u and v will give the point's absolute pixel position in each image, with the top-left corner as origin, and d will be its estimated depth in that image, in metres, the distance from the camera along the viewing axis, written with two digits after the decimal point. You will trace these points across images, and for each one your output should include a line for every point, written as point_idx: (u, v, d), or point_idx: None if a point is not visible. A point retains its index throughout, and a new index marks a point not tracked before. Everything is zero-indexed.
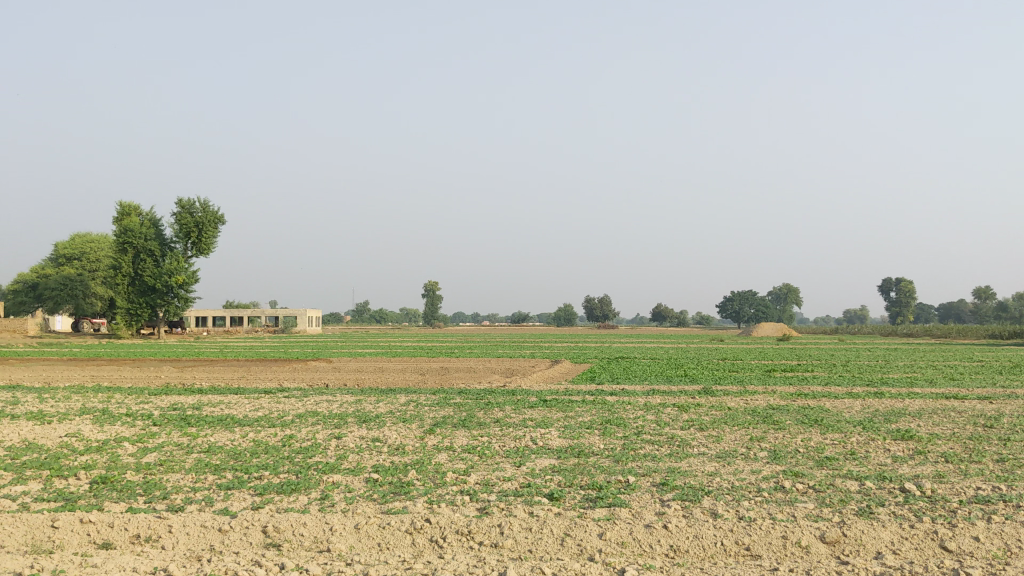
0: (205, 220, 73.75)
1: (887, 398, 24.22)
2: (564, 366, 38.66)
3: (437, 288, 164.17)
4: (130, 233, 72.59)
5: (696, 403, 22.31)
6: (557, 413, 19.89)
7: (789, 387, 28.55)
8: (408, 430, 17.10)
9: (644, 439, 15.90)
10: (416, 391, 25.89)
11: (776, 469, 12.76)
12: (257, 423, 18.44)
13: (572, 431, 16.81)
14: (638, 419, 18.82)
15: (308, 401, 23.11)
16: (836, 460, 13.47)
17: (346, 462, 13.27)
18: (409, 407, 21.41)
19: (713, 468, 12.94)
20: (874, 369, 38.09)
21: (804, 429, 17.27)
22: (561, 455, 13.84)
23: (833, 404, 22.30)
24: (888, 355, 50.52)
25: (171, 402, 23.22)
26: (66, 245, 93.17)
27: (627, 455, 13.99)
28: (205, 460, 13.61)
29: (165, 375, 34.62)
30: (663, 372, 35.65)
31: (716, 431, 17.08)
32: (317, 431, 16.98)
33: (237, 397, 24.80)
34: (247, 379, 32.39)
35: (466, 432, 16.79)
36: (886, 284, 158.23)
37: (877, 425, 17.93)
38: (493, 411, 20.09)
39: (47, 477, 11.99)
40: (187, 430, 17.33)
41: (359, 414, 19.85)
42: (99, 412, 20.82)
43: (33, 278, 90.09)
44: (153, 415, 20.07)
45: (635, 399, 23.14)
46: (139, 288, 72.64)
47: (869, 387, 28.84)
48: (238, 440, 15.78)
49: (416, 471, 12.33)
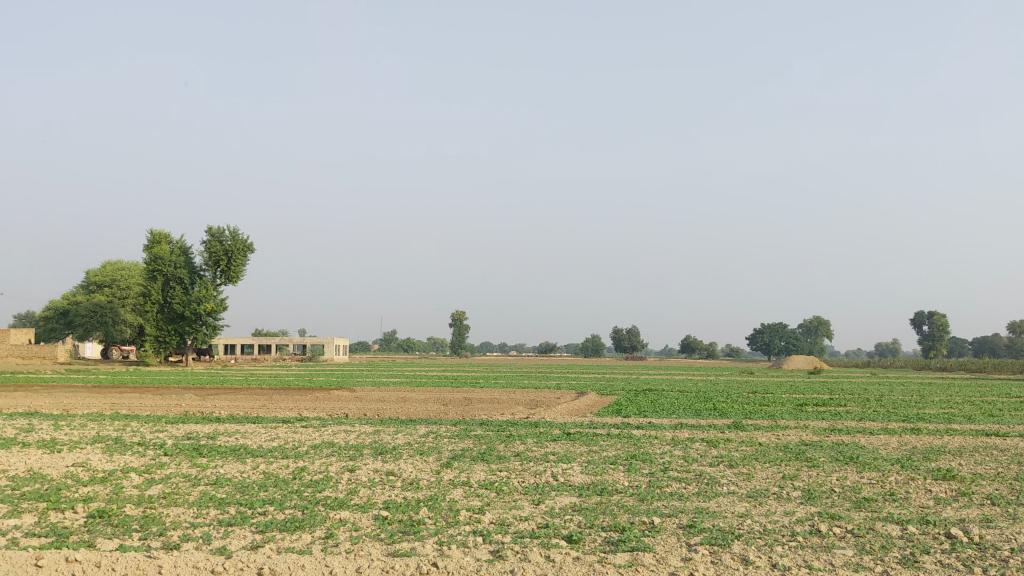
0: (234, 249, 73.93)
1: (925, 434, 23.28)
2: (590, 397, 37.89)
3: (464, 317, 163.59)
4: (160, 261, 72.76)
5: (725, 438, 21.48)
6: (580, 447, 19.17)
7: (822, 422, 27.65)
8: (425, 463, 16.44)
9: (670, 475, 15.18)
10: (437, 423, 25.19)
11: (810, 510, 12.02)
12: (270, 453, 17.93)
13: (595, 466, 16.10)
14: (665, 454, 18.08)
15: (326, 432, 22.56)
16: (875, 502, 12.67)
17: (356, 497, 12.66)
18: (428, 438, 20.78)
19: (743, 508, 12.20)
20: (909, 405, 36.94)
21: (839, 467, 16.47)
22: (582, 492, 13.17)
23: (869, 441, 21.45)
24: (923, 390, 49.21)
25: (187, 431, 22.74)
26: (96, 271, 93.81)
27: (652, 493, 13.28)
28: (211, 493, 13.06)
29: (186, 403, 34.21)
30: (691, 406, 34.76)
31: (747, 468, 16.34)
32: (330, 463, 16.41)
33: (255, 427, 24.27)
34: (269, 408, 32.01)
35: (485, 466, 16.16)
36: (917, 318, 156.08)
37: (916, 463, 17.11)
38: (514, 445, 19.42)
39: (43, 511, 11.48)
40: (198, 460, 16.84)
41: (376, 445, 19.27)
42: (112, 440, 20.37)
43: (64, 305, 90.66)
44: (165, 444, 19.61)
45: (662, 433, 22.37)
46: (168, 315, 72.73)
47: (905, 422, 27.82)
48: (248, 472, 15.22)
49: (428, 508, 11.68)
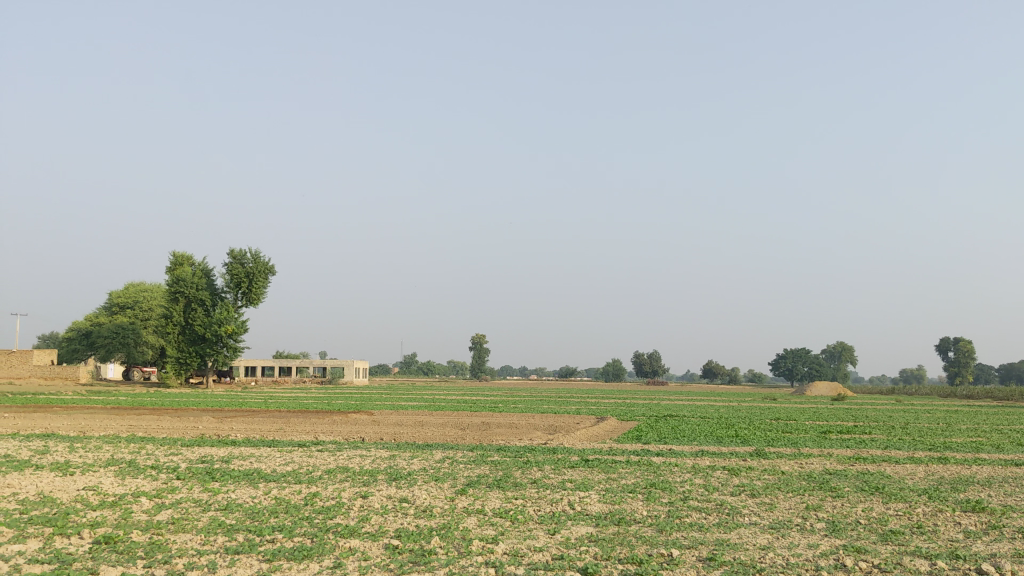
0: (256, 271, 74.13)
1: (953, 464, 22.74)
2: (610, 423, 37.45)
3: (484, 341, 163.06)
4: (181, 283, 73.06)
5: (747, 466, 21.07)
6: (598, 474, 18.82)
7: (846, 450, 27.13)
8: (439, 490, 16.16)
9: (690, 505, 14.81)
10: (454, 448, 24.89)
11: (835, 544, 11.61)
12: (283, 478, 17.74)
13: (613, 495, 15.75)
14: (685, 483, 17.69)
15: (341, 456, 22.33)
16: (901, 535, 12.25)
17: (368, 524, 12.38)
18: (444, 464, 20.47)
19: (765, 541, 11.81)
20: (935, 433, 36.27)
21: (864, 498, 16.02)
22: (599, 522, 12.82)
23: (894, 471, 20.96)
24: (950, 418, 48.37)
25: (202, 455, 22.57)
26: (119, 293, 94.35)
27: (672, 523, 12.91)
28: (221, 520, 12.81)
29: (203, 426, 34.05)
30: (713, 432, 34.25)
31: (769, 498, 15.95)
32: (343, 489, 16.16)
33: (270, 451, 24.05)
34: (285, 431, 31.78)
35: (500, 493, 15.84)
36: (943, 344, 154.31)
37: (944, 494, 16.63)
38: (531, 471, 19.10)
39: (49, 536, 11.30)
40: (210, 485, 16.63)
41: (391, 471, 19.00)
42: (126, 464, 20.23)
43: (86, 326, 91.13)
44: (178, 468, 19.45)
45: (682, 461, 21.97)
46: (189, 336, 72.90)
47: (932, 451, 27.26)
48: (259, 497, 14.96)
49: (440, 538, 11.37)
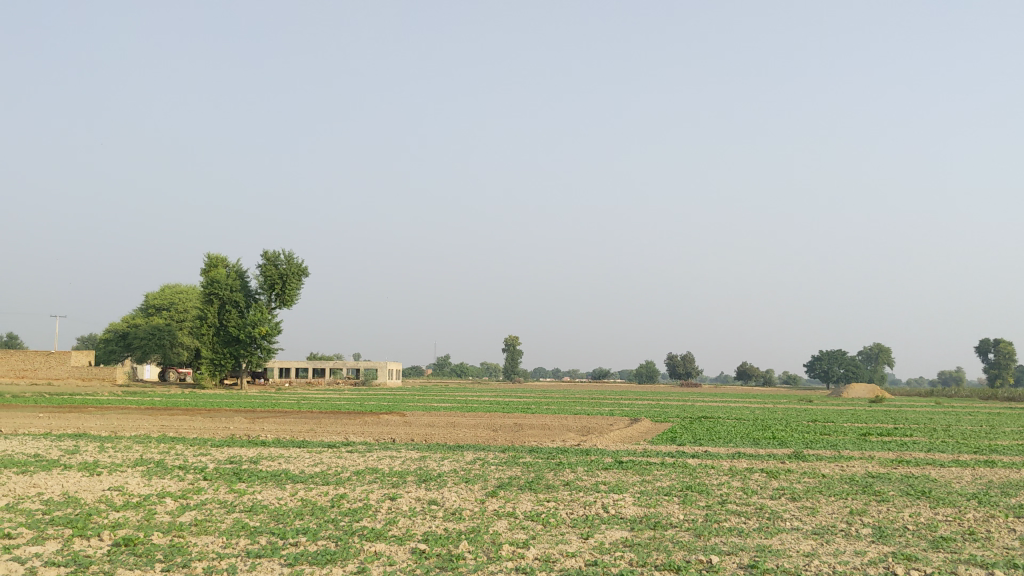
0: (289, 272, 74.27)
1: (1001, 468, 21.98)
2: (644, 424, 36.87)
3: (517, 342, 162.31)
4: (216, 285, 73.31)
5: (786, 469, 20.48)
6: (633, 476, 18.33)
7: (889, 453, 26.37)
8: (470, 492, 15.75)
9: (729, 509, 14.27)
10: (485, 449, 24.46)
11: (884, 551, 11.04)
12: (312, 479, 17.40)
13: (648, 498, 15.26)
14: (722, 486, 17.15)
15: (370, 457, 22.00)
16: (952, 542, 11.65)
17: (394, 527, 11.99)
18: (474, 465, 20.07)
19: (809, 547, 11.26)
20: (980, 436, 35.31)
21: (911, 503, 15.38)
22: (634, 526, 12.34)
23: (941, 473, 20.23)
24: (993, 420, 47.13)
25: (230, 455, 22.30)
26: (156, 294, 95.06)
27: (709, 528, 12.40)
28: (245, 522, 12.46)
29: (234, 426, 33.91)
30: (750, 434, 33.51)
31: (811, 502, 15.37)
32: (371, 490, 15.80)
33: (300, 451, 23.78)
34: (316, 432, 31.59)
35: (532, 495, 15.39)
36: (983, 346, 151.68)
37: (995, 499, 15.92)
38: (563, 473, 18.61)
39: (68, 537, 11.04)
40: (236, 486, 16.32)
41: (420, 472, 18.63)
42: (154, 464, 20.04)
43: (123, 328, 91.80)
44: (205, 468, 19.21)
45: (719, 463, 21.46)
46: (223, 338, 73.14)
47: (977, 454, 26.42)
48: (285, 499, 14.63)
49: (469, 542, 10.95)
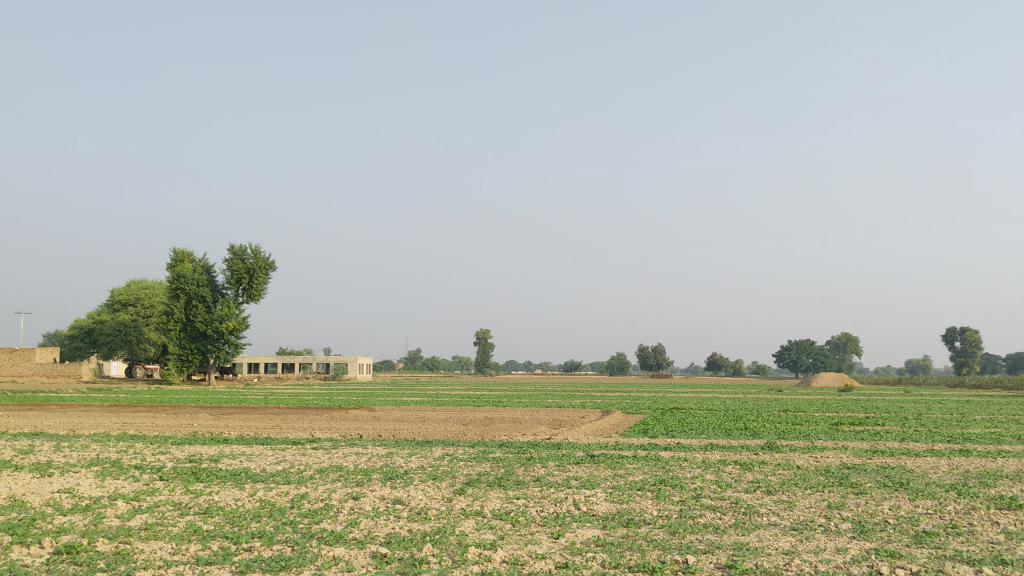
0: (256, 266, 73.21)
1: (975, 457, 21.75)
2: (615, 416, 36.48)
3: (488, 336, 161.70)
4: (182, 279, 72.13)
5: (760, 461, 20.15)
6: (604, 470, 17.89)
7: (863, 443, 26.17)
8: (436, 490, 15.19)
9: (704, 504, 13.84)
10: (454, 444, 23.97)
11: (866, 547, 10.63)
12: (272, 478, 16.73)
13: (621, 493, 14.76)
14: (696, 479, 16.75)
15: (335, 454, 21.40)
16: (936, 536, 11.27)
17: (355, 529, 11.42)
18: (443, 462, 19.49)
19: (788, 544, 10.82)
20: (952, 425, 35.21)
21: (890, 495, 15.02)
22: (607, 524, 11.84)
23: (917, 464, 19.95)
24: (962, 409, 47.24)
25: (190, 454, 21.56)
26: (121, 290, 93.68)
27: (685, 525, 11.93)
28: (197, 526, 11.81)
29: (198, 424, 33.06)
30: (722, 425, 33.22)
31: (787, 496, 14.96)
32: (334, 489, 15.18)
33: (263, 449, 23.10)
34: (281, 429, 30.83)
35: (501, 492, 14.85)
36: (949, 334, 153.35)
37: (974, 490, 15.62)
38: (533, 468, 18.14)
39: (6, 546, 10.38)
40: (192, 486, 15.63)
41: (386, 469, 18.07)
42: (109, 464, 19.25)
43: (88, 324, 90.20)
44: (163, 468, 18.49)
45: (691, 455, 21.07)
46: (190, 333, 71.97)
47: (949, 443, 26.24)
48: (243, 500, 13.99)
49: (433, 544, 10.40)
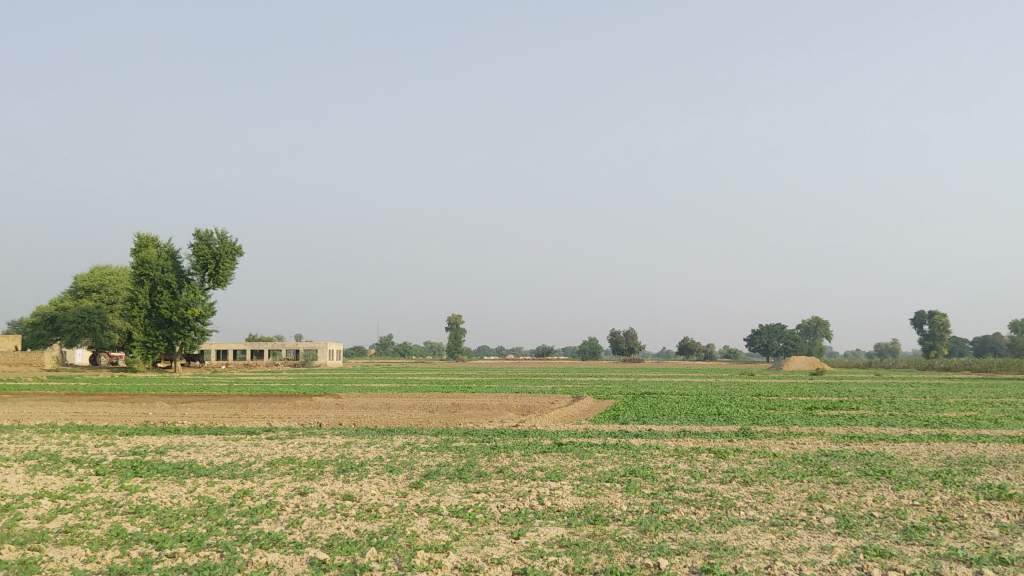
0: (222, 252, 71.64)
1: (954, 442, 21.05)
2: (586, 402, 35.62)
3: (458, 320, 160.15)
4: (147, 265, 70.39)
5: (734, 448, 19.31)
6: (572, 460, 16.93)
7: (838, 428, 25.43)
8: (391, 483, 14.18)
9: (676, 497, 12.90)
10: (417, 433, 22.93)
11: (853, 545, 9.75)
12: (217, 472, 15.61)
13: (588, 486, 13.85)
14: (667, 469, 15.86)
15: (291, 445, 20.28)
16: (926, 532, 10.42)
17: (296, 530, 10.40)
18: (402, 452, 18.52)
19: (768, 543, 9.92)
20: (926, 408, 34.76)
21: (873, 485, 14.19)
22: (571, 522, 10.89)
23: (896, 450, 19.20)
24: (935, 392, 46.80)
25: (136, 446, 20.28)
26: (84, 277, 91.19)
27: (656, 521, 10.99)
28: (122, 527, 10.69)
29: (153, 413, 31.62)
30: (695, 410, 32.40)
31: (764, 486, 14.11)
32: (280, 485, 14.07)
33: (215, 440, 21.92)
34: (239, 418, 29.58)
35: (461, 486, 13.86)
36: (918, 317, 154.22)
37: (959, 478, 14.87)
38: (497, 459, 17.13)
39: None
40: (129, 482, 14.51)
41: (341, 461, 17.02)
42: (46, 457, 18.03)
43: (51, 312, 88.04)
44: (102, 461, 17.30)
45: (663, 443, 20.27)
46: (155, 320, 70.32)
47: (927, 427, 25.55)
48: (180, 497, 12.90)
49: (379, 548, 9.38)
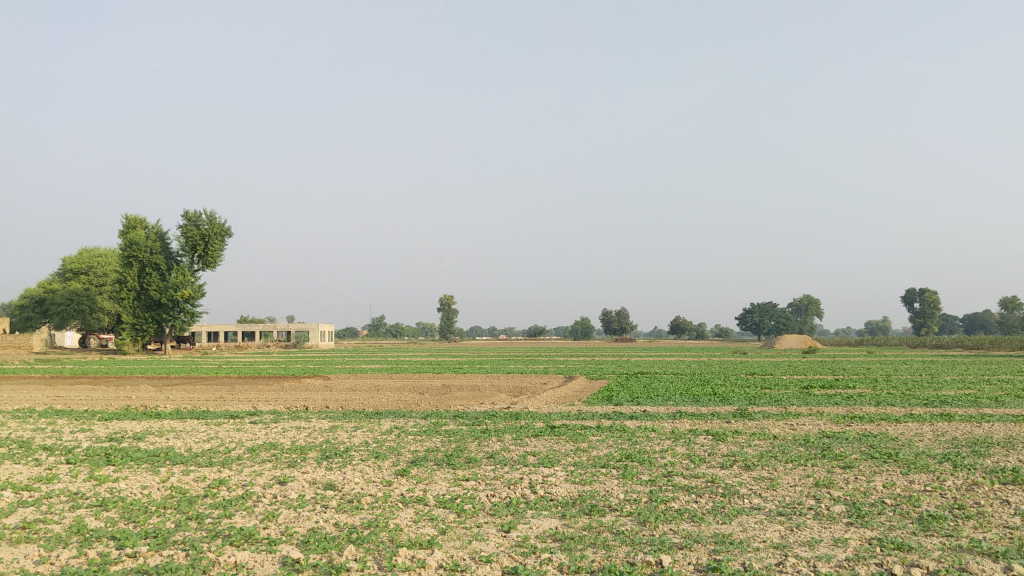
0: (211, 233, 70.60)
1: (957, 421, 20.44)
2: (579, 383, 34.90)
3: (450, 300, 159.02)
4: (135, 246, 68.97)
5: (733, 430, 18.66)
6: (566, 444, 16.27)
7: (836, 408, 24.87)
8: (376, 471, 13.47)
9: (676, 484, 12.25)
10: (406, 416, 22.22)
11: (867, 537, 9.09)
12: (194, 460, 14.88)
13: (584, 472, 13.17)
14: (665, 453, 15.19)
15: (273, 430, 19.55)
16: (944, 521, 9.76)
17: (271, 525, 9.68)
18: (390, 437, 17.83)
19: (777, 535, 9.25)
20: (924, 386, 34.13)
21: (880, 468, 13.56)
22: (565, 512, 10.23)
23: (899, 430, 18.58)
24: (930, 370, 46.38)
25: (113, 432, 19.50)
26: (73, 259, 90.02)
27: (656, 512, 10.31)
28: (85, 522, 9.98)
29: (137, 396, 30.81)
30: (691, 390, 31.77)
31: (767, 471, 13.45)
32: (260, 473, 13.36)
33: (197, 424, 21.13)
34: (226, 401, 28.84)
35: (450, 473, 13.19)
36: (909, 295, 154.25)
37: (970, 461, 14.22)
38: (488, 443, 16.46)
39: None
40: (100, 471, 13.78)
41: (327, 447, 16.32)
42: (18, 444, 17.29)
43: (39, 294, 86.83)
44: (76, 449, 16.54)
45: (659, 425, 19.61)
46: (144, 301, 69.37)
47: (929, 406, 24.94)
48: (151, 487, 12.18)
49: (357, 546, 8.66)
